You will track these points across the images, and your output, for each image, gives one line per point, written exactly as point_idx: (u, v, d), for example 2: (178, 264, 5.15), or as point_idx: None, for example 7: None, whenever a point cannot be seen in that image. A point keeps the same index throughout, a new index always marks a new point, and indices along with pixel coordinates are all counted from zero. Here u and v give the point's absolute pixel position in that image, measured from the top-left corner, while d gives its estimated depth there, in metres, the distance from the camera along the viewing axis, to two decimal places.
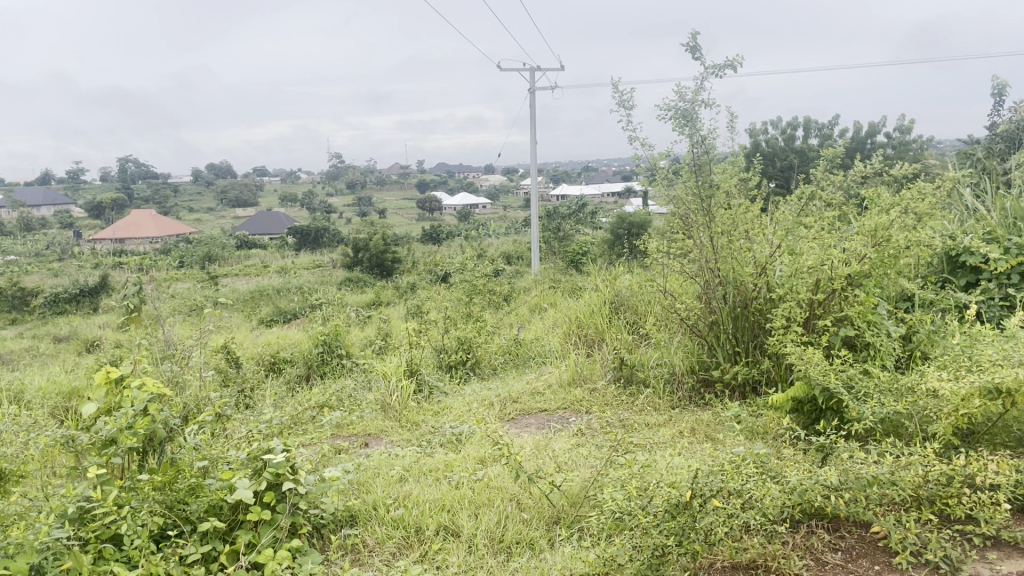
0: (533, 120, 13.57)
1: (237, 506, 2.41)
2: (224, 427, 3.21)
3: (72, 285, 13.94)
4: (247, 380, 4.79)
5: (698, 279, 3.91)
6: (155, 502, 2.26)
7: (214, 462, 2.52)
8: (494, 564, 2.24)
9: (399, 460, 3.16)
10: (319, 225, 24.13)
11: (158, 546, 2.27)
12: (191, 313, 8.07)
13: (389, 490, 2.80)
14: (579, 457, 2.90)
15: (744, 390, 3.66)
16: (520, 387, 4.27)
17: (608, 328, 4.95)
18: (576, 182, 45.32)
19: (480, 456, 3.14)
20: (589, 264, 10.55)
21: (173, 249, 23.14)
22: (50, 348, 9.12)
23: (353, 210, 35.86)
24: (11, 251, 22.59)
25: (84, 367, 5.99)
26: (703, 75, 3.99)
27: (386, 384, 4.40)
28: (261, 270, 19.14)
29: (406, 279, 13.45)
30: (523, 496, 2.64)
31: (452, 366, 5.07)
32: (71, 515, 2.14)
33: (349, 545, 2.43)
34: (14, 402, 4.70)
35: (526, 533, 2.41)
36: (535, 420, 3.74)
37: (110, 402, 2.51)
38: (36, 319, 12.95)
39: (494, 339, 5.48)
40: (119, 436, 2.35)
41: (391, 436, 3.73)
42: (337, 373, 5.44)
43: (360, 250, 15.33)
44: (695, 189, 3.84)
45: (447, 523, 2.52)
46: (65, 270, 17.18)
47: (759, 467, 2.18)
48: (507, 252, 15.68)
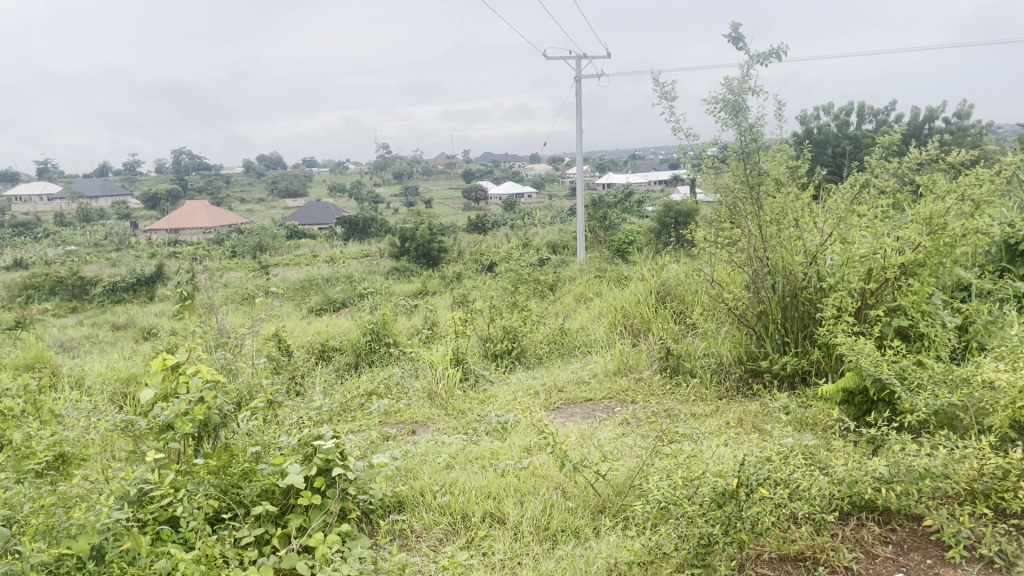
0: (579, 108, 13.43)
1: (288, 491, 2.47)
2: (277, 414, 3.28)
3: (129, 275, 14.34)
4: (298, 368, 4.88)
5: (746, 269, 3.87)
6: (210, 486, 2.33)
7: (266, 447, 2.59)
8: (540, 552, 2.26)
9: (446, 447, 3.20)
10: (366, 215, 24.35)
11: (212, 529, 2.33)
12: (243, 302, 8.25)
13: (436, 477, 2.84)
14: (625, 447, 2.90)
15: (793, 381, 3.60)
16: (565, 376, 4.28)
17: (655, 318, 4.91)
18: (623, 171, 44.97)
19: (526, 444, 3.16)
20: (635, 255, 10.48)
21: (224, 239, 23.64)
22: (109, 335, 9.42)
23: (400, 200, 36.10)
24: (72, 243, 23.36)
25: (141, 354, 6.17)
26: (748, 64, 3.93)
27: (433, 373, 4.45)
28: (311, 260, 19.44)
29: (452, 269, 13.52)
30: (569, 484, 2.65)
31: (497, 356, 5.10)
32: (130, 497, 2.22)
33: (397, 531, 2.47)
34: (75, 388, 4.87)
35: (571, 522, 2.42)
36: (580, 410, 3.75)
37: (167, 387, 2.58)
38: (95, 307, 13.36)
39: (540, 328, 5.49)
40: (177, 421, 2.42)
41: (438, 424, 3.78)
42: (385, 361, 5.51)
43: (407, 240, 15.45)
44: (743, 176, 3.80)
45: (492, 511, 2.55)
46: (122, 259, 17.70)
47: (807, 458, 2.15)
48: (554, 241, 15.63)
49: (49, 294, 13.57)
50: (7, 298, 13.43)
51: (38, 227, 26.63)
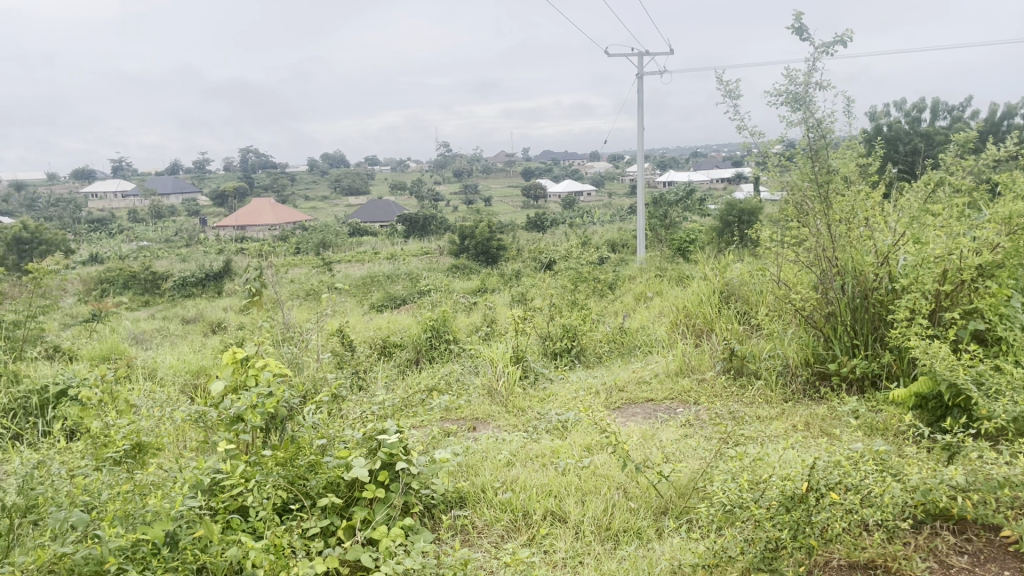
0: (641, 105, 13.30)
1: (353, 484, 2.51)
2: (340, 408, 3.34)
3: (199, 269, 14.77)
4: (360, 362, 4.96)
5: (813, 269, 3.78)
6: (279, 477, 2.38)
7: (332, 440, 2.64)
8: (601, 552, 2.25)
9: (506, 444, 3.21)
10: (427, 213, 24.59)
11: (280, 519, 2.38)
12: (307, 298, 8.43)
13: (497, 474, 2.85)
14: (688, 448, 2.87)
15: (862, 384, 3.50)
16: (626, 375, 4.25)
17: (718, 318, 4.84)
18: (685, 169, 44.42)
19: (587, 443, 3.15)
20: (697, 254, 10.34)
21: (289, 236, 24.16)
22: (180, 328, 9.73)
23: (460, 198, 36.35)
24: (144, 239, 24.19)
25: (210, 347, 6.35)
26: (813, 56, 3.84)
27: (493, 370, 4.47)
28: (373, 257, 19.73)
29: (511, 266, 13.54)
30: (630, 485, 2.63)
31: (557, 354, 5.09)
32: (203, 486, 2.28)
33: (458, 526, 2.49)
34: (148, 379, 5.04)
35: (633, 523, 2.40)
36: (641, 410, 3.72)
37: (237, 379, 2.66)
38: (166, 300, 13.80)
39: (600, 327, 5.47)
40: (247, 413, 2.49)
41: (498, 421, 3.80)
42: (445, 358, 5.56)
43: (467, 237, 15.56)
44: (811, 174, 3.79)
45: (553, 509, 2.55)
46: (192, 255, 18.24)
47: (879, 464, 2.09)
48: (613, 240, 15.54)
49: (123, 288, 14.05)
50: (84, 291, 13.97)
51: (113, 224, 27.62)
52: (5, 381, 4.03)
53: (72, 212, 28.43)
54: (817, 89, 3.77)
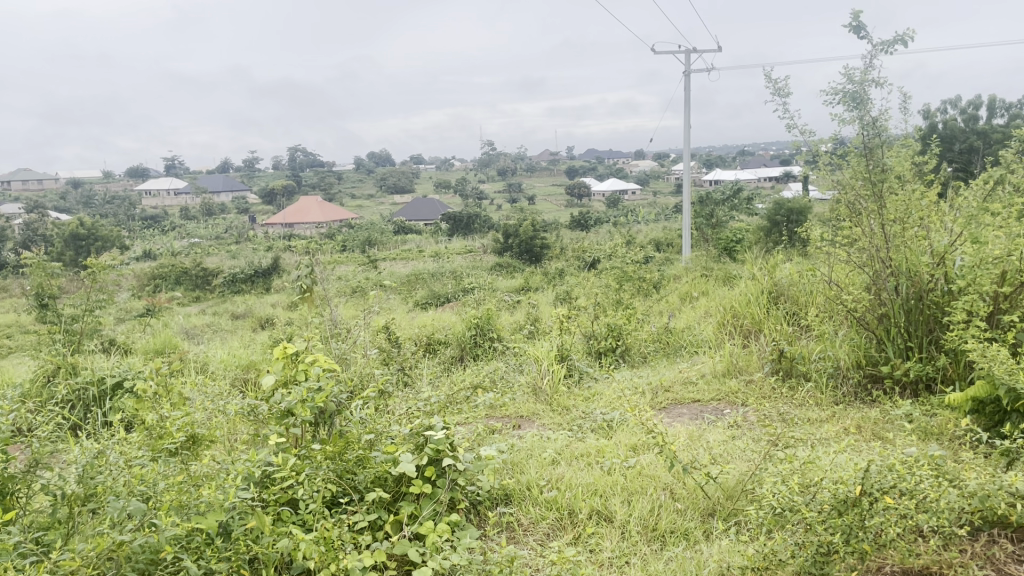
0: (687, 102, 13.15)
1: (400, 479, 2.55)
2: (387, 404, 3.37)
3: (248, 266, 15.03)
4: (406, 359, 5.00)
5: (865, 269, 3.71)
6: (328, 471, 2.42)
7: (379, 436, 2.67)
8: (648, 552, 2.24)
9: (551, 442, 3.21)
10: (471, 211, 24.66)
11: (330, 512, 2.42)
12: (353, 295, 8.52)
13: (542, 472, 2.85)
14: (735, 450, 2.84)
15: (916, 388, 3.42)
16: (672, 375, 4.21)
17: (766, 319, 4.77)
18: (731, 167, 43.85)
19: (633, 443, 3.13)
20: (743, 254, 10.20)
21: (335, 234, 24.45)
22: (229, 323, 9.91)
23: (504, 196, 36.41)
24: (195, 236, 24.71)
25: (259, 342, 6.46)
26: (871, 53, 3.77)
27: (537, 368, 4.47)
28: (418, 254, 19.87)
29: (555, 265, 13.52)
30: (677, 486, 2.61)
31: (601, 353, 5.07)
32: (255, 478, 2.32)
33: (504, 523, 2.50)
34: (200, 372, 5.14)
35: (680, 524, 2.39)
36: (688, 411, 3.69)
37: (287, 374, 2.70)
38: (217, 296, 14.08)
39: (644, 327, 5.43)
40: (298, 407, 2.53)
41: (543, 419, 3.80)
42: (489, 356, 5.58)
43: (511, 236, 15.58)
44: (865, 173, 3.72)
45: (599, 508, 2.54)
46: (241, 252, 18.58)
47: (934, 469, 2.04)
48: (658, 239, 15.40)
49: (174, 284, 14.37)
50: (137, 286, 14.32)
51: (166, 221, 28.26)
52: (65, 373, 4.16)
53: (126, 210, 29.16)
54: (874, 87, 3.71)
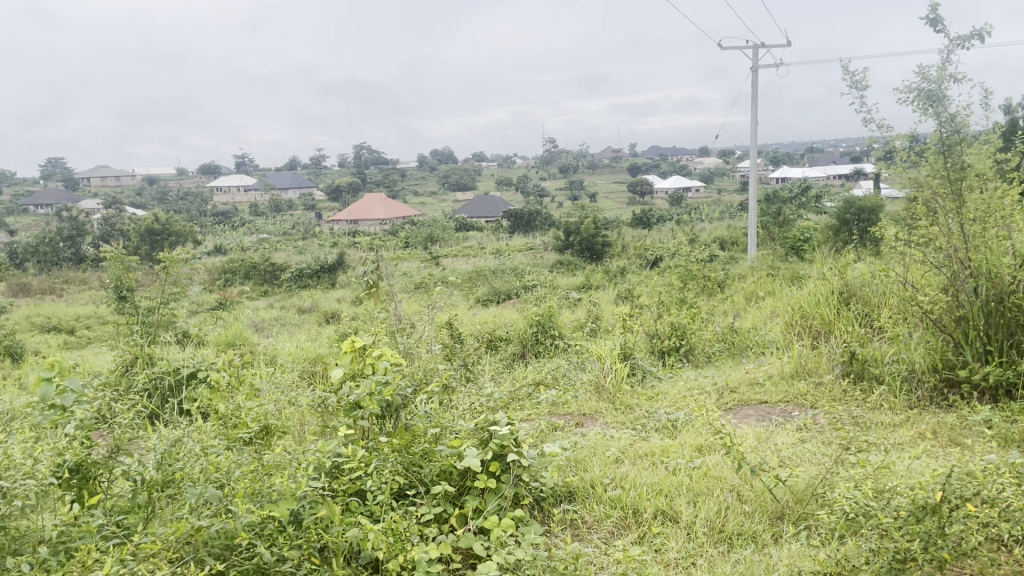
0: (754, 98, 12.87)
1: (465, 473, 2.57)
2: (451, 399, 3.41)
3: (314, 261, 15.32)
4: (469, 355, 5.03)
5: (942, 270, 3.59)
6: (396, 463, 2.46)
7: (444, 430, 2.70)
8: (715, 554, 2.21)
9: (615, 441, 3.19)
10: (532, 209, 24.65)
11: (397, 504, 2.46)
12: (416, 292, 8.61)
13: (606, 471, 2.84)
14: (805, 453, 2.79)
15: (995, 393, 3.32)
16: (738, 376, 4.15)
17: (837, 320, 4.66)
18: (799, 165, 42.88)
19: (698, 444, 3.10)
20: (812, 254, 9.96)
21: (399, 231, 24.76)
22: (296, 317, 10.12)
23: (566, 194, 36.33)
24: (264, 231, 25.32)
25: (324, 336, 6.58)
26: (947, 49, 3.65)
27: (601, 367, 4.45)
28: (479, 251, 19.97)
29: (616, 263, 13.42)
30: (744, 488, 2.58)
31: (664, 352, 5.02)
32: (325, 468, 2.37)
33: (568, 520, 2.51)
34: (270, 364, 5.27)
35: (748, 527, 2.35)
36: (755, 412, 3.63)
37: (355, 368, 2.75)
38: (284, 290, 14.40)
39: (709, 327, 5.36)
40: (366, 400, 2.58)
41: (606, 418, 3.78)
42: (551, 353, 5.58)
43: (572, 233, 15.52)
44: (943, 172, 3.60)
45: (664, 508, 2.52)
46: (307, 248, 18.96)
47: (1017, 477, 1.96)
48: (722, 237, 15.14)
49: (244, 279, 14.75)
50: (209, 280, 14.76)
51: (236, 217, 29.01)
52: (142, 363, 4.31)
53: (198, 206, 30.04)
54: (952, 84, 3.59)
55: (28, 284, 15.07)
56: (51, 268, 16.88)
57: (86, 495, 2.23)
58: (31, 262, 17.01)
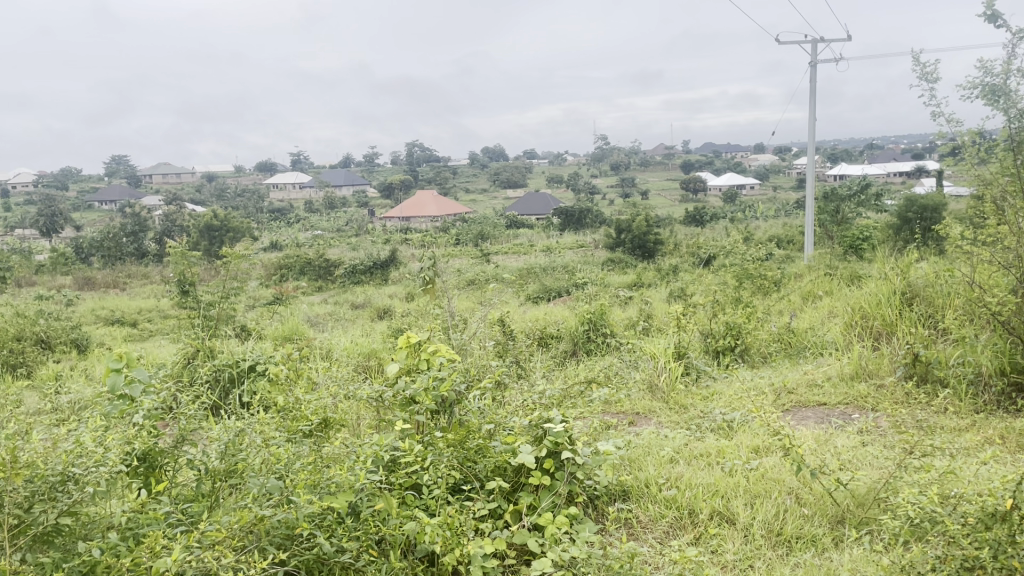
0: (812, 93, 12.59)
1: (519, 469, 2.59)
2: (504, 395, 3.42)
3: (367, 258, 15.50)
4: (521, 352, 5.03)
5: (1011, 270, 3.47)
6: (451, 458, 2.49)
7: (498, 426, 2.72)
8: (773, 557, 2.19)
9: (670, 441, 3.17)
10: (583, 206, 24.52)
11: (452, 499, 2.48)
12: (467, 289, 8.64)
13: (661, 470, 2.81)
14: (866, 457, 2.73)
15: None
16: (796, 377, 4.08)
17: (899, 320, 4.54)
18: (858, 161, 41.87)
19: (755, 445, 3.05)
20: (872, 253, 9.71)
21: (450, 228, 24.88)
22: (349, 313, 10.26)
23: (617, 191, 36.09)
24: (318, 228, 25.72)
25: (378, 332, 6.66)
26: (1010, 42, 3.54)
27: (654, 366, 4.41)
28: (529, 249, 19.96)
29: (669, 261, 13.28)
30: (803, 491, 2.54)
31: (719, 352, 4.95)
32: (383, 461, 2.41)
33: (623, 518, 2.50)
34: (325, 358, 5.35)
35: (807, 530, 2.31)
36: (813, 414, 3.56)
37: (410, 363, 2.79)
38: (337, 286, 14.59)
39: (765, 327, 5.27)
40: (421, 395, 2.61)
41: (660, 417, 3.75)
42: (603, 351, 5.55)
43: (624, 231, 15.40)
44: (1012, 168, 3.48)
45: (721, 509, 2.49)
46: (361, 244, 19.21)
47: None
48: (778, 235, 14.86)
49: (299, 274, 15.02)
50: (265, 276, 15.05)
51: (292, 214, 29.52)
52: (203, 356, 4.42)
53: (255, 203, 30.65)
54: (1019, 78, 3.49)
55: (93, 278, 15.58)
56: (115, 262, 17.41)
57: (153, 482, 2.31)
58: (97, 256, 17.56)
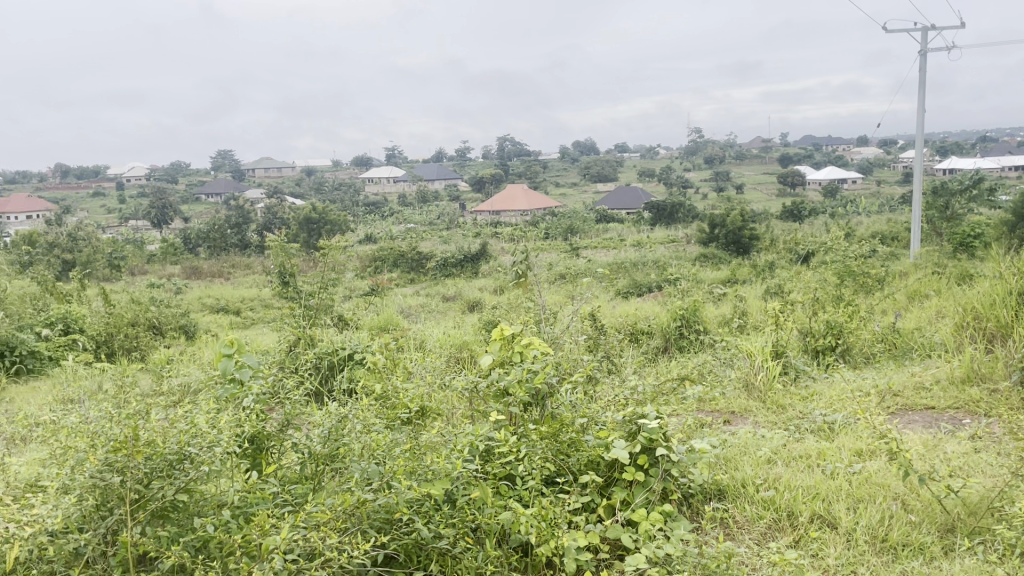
0: (920, 83, 11.99)
1: (613, 464, 2.58)
2: (596, 390, 3.41)
3: (458, 251, 15.68)
4: (612, 347, 5.01)
5: None
6: (546, 450, 2.51)
7: (591, 420, 2.72)
8: (878, 564, 2.12)
9: (767, 441, 3.09)
10: (675, 200, 24.13)
11: (546, 490, 2.50)
12: (558, 283, 8.65)
13: (758, 470, 2.76)
14: (979, 464, 2.60)
15: None
16: (901, 378, 3.91)
17: (1016, 322, 4.29)
18: (970, 154, 39.73)
19: (858, 448, 2.95)
20: (983, 252, 9.22)
21: (540, 221, 24.92)
22: (441, 305, 10.41)
23: (710, 185, 35.39)
24: (411, 221, 26.19)
25: (469, 324, 6.74)
26: None
27: (750, 364, 4.30)
28: (620, 243, 19.79)
29: (764, 257, 12.94)
30: (909, 497, 2.44)
31: (819, 352, 4.78)
32: (478, 450, 2.44)
33: (719, 518, 2.46)
34: (419, 349, 5.45)
35: (914, 537, 2.23)
36: (921, 418, 3.41)
37: (504, 355, 2.82)
38: (429, 278, 14.83)
39: (868, 326, 5.09)
40: (515, 386, 2.64)
41: (757, 417, 3.66)
42: (696, 348, 5.47)
43: (717, 226, 15.08)
44: None
45: (822, 512, 2.42)
46: (452, 237, 19.46)
47: None
48: (881, 232, 14.26)
49: (392, 266, 15.35)
50: (360, 268, 15.44)
51: (386, 207, 30.15)
52: (304, 344, 4.57)
53: (351, 196, 31.45)
54: None
55: (200, 268, 16.31)
56: (220, 253, 18.19)
57: (260, 464, 2.41)
58: (203, 247, 18.38)
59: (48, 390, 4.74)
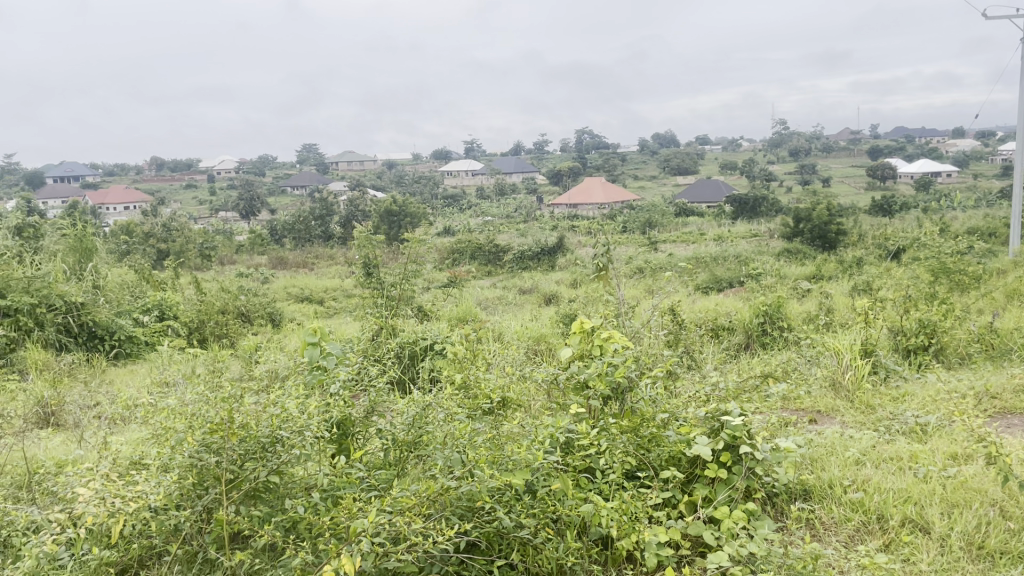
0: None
1: (695, 460, 2.54)
2: (677, 385, 3.38)
3: (535, 244, 15.69)
4: (692, 342, 4.94)
5: None
6: (626, 445, 2.51)
7: (672, 415, 2.69)
8: (974, 571, 2.04)
9: (855, 441, 3.00)
10: (758, 193, 23.55)
11: (626, 484, 2.50)
12: (636, 277, 8.55)
13: (846, 471, 2.68)
14: None
15: None
16: (1000, 380, 3.74)
17: None
18: None
19: (953, 452, 2.83)
20: None
21: (618, 214, 24.70)
22: (519, 298, 10.44)
23: (795, 178, 34.39)
24: (489, 214, 26.34)
25: (547, 317, 6.74)
26: None
27: (837, 362, 4.18)
28: (699, 237, 19.44)
29: (852, 253, 12.50)
30: (1008, 504, 2.34)
31: (910, 351, 4.60)
32: (558, 442, 2.46)
33: (804, 518, 2.41)
34: (497, 340, 5.49)
35: (1013, 545, 2.14)
36: (1022, 422, 3.25)
37: (584, 348, 2.83)
38: (506, 271, 14.88)
39: (963, 326, 4.87)
40: (595, 380, 2.65)
41: (844, 416, 3.56)
42: (779, 345, 5.34)
43: (802, 220, 14.65)
44: None
45: (913, 516, 2.35)
46: (530, 230, 19.49)
47: None
48: (979, 227, 13.59)
49: (470, 259, 15.47)
50: (439, 260, 15.61)
51: (464, 200, 30.39)
52: (385, 333, 4.67)
53: (431, 189, 31.83)
54: None
55: (286, 258, 16.80)
56: (304, 245, 18.69)
57: (347, 449, 2.49)
58: (289, 238, 18.92)
59: (146, 374, 4.98)
